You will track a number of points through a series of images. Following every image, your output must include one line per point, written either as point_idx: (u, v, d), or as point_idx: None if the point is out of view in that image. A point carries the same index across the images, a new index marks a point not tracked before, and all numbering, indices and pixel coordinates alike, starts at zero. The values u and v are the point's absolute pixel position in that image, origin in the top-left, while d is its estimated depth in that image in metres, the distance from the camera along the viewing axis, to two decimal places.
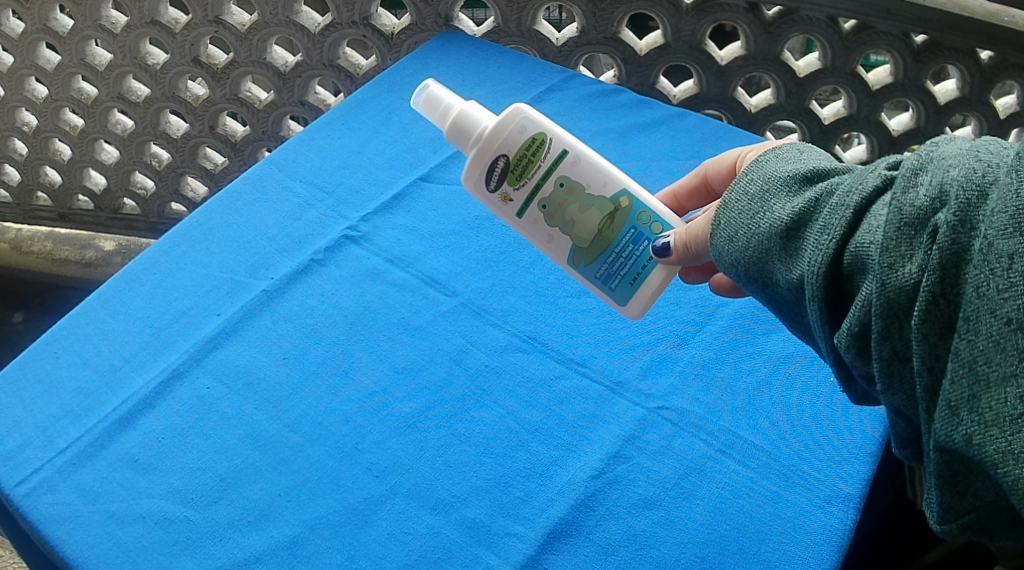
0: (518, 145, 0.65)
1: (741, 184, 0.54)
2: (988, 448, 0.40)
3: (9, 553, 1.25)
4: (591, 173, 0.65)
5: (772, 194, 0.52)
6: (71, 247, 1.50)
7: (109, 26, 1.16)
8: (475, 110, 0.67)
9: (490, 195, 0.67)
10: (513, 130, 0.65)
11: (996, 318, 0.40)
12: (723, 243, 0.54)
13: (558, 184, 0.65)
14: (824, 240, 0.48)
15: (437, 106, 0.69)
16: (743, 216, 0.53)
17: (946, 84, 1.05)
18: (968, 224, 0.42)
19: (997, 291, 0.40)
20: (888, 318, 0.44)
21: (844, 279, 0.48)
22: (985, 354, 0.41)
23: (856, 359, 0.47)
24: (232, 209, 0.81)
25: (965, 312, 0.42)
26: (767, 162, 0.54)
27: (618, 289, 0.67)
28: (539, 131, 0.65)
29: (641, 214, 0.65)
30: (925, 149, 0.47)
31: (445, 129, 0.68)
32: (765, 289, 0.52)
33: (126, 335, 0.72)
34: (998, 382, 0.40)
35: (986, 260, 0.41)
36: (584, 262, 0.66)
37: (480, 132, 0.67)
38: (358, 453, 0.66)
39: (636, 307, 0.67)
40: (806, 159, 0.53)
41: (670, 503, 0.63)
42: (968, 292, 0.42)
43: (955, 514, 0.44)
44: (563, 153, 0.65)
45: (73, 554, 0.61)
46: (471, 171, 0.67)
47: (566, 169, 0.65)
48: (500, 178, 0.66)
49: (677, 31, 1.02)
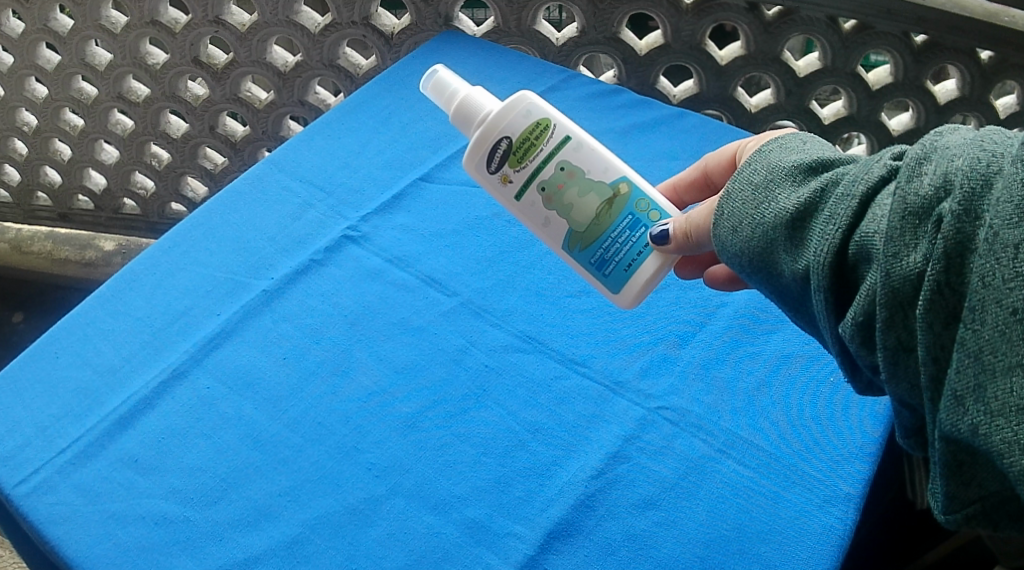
0: (522, 129, 0.66)
1: (745, 174, 0.54)
2: (994, 438, 0.40)
3: (8, 553, 1.25)
4: (592, 159, 0.65)
5: (776, 184, 0.52)
6: (71, 247, 1.50)
7: (109, 26, 1.16)
8: (481, 96, 0.68)
9: (490, 177, 0.67)
10: (517, 115, 0.66)
11: (1001, 308, 0.40)
12: (727, 234, 0.54)
13: (559, 168, 0.65)
14: (829, 230, 0.48)
15: (444, 90, 0.70)
16: (746, 206, 0.53)
17: (946, 84, 1.05)
18: (973, 213, 0.42)
19: (1003, 280, 0.40)
20: (892, 307, 0.44)
21: (849, 269, 0.48)
22: (990, 343, 0.41)
23: (860, 349, 0.48)
24: (232, 208, 0.81)
25: (970, 301, 0.41)
26: (771, 153, 0.54)
27: (612, 276, 0.66)
28: (543, 116, 0.65)
29: (640, 202, 0.64)
30: (929, 138, 0.47)
31: (451, 115, 0.69)
32: (769, 279, 0.52)
33: (126, 335, 0.72)
34: (1004, 371, 0.40)
35: (992, 249, 0.41)
36: (579, 247, 0.65)
37: (484, 116, 0.67)
38: (358, 453, 0.66)
39: (627, 296, 0.66)
40: (810, 150, 0.53)
41: (671, 502, 0.63)
42: (972, 281, 0.41)
43: (960, 504, 0.44)
44: (565, 139, 0.65)
45: (73, 554, 0.61)
46: (472, 153, 0.67)
47: (568, 154, 0.65)
48: (501, 160, 0.66)
49: (677, 31, 1.02)
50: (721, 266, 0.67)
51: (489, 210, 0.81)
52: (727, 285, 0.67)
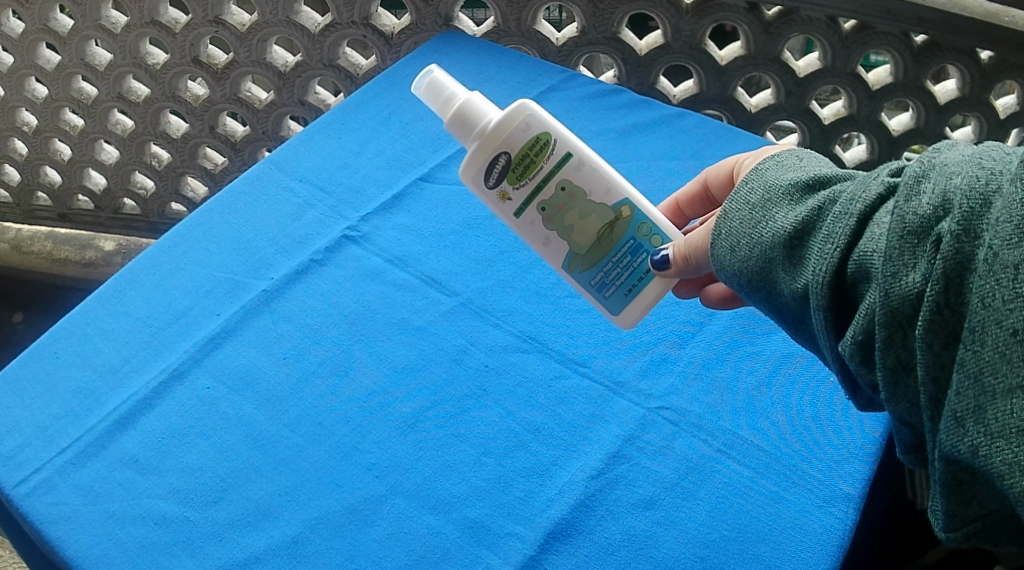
0: (521, 144, 0.65)
1: (742, 193, 0.54)
2: (994, 459, 0.40)
3: (9, 553, 1.25)
4: (594, 179, 0.65)
5: (773, 203, 0.52)
6: (71, 247, 1.50)
7: (109, 26, 1.16)
8: (482, 102, 0.66)
9: (488, 191, 0.66)
10: (518, 128, 0.65)
11: (1001, 329, 0.40)
12: (725, 252, 0.54)
13: (559, 187, 0.65)
14: (828, 249, 0.48)
15: (441, 92, 0.68)
16: (744, 225, 0.53)
17: (946, 83, 1.05)
18: (972, 232, 0.42)
19: (1002, 301, 0.40)
20: (891, 326, 0.44)
21: (847, 288, 0.48)
22: (990, 364, 0.41)
23: (860, 367, 0.48)
24: (232, 208, 0.81)
25: (970, 322, 0.41)
26: (767, 171, 0.54)
27: (612, 298, 0.67)
28: (544, 131, 0.64)
29: (642, 225, 0.65)
30: (927, 156, 0.47)
31: (447, 119, 0.67)
32: (767, 297, 0.52)
33: (126, 334, 0.72)
34: (1004, 393, 0.40)
35: (991, 270, 0.41)
36: (579, 269, 0.66)
37: (484, 126, 0.66)
38: (358, 453, 0.66)
39: (628, 318, 0.68)
40: (807, 167, 0.53)
41: (671, 503, 0.63)
42: (972, 302, 0.42)
43: (960, 522, 0.45)
44: (566, 156, 0.64)
45: (73, 554, 0.61)
46: (470, 166, 0.66)
47: (569, 173, 0.65)
48: (500, 176, 0.65)
49: (677, 31, 1.02)
50: (717, 286, 0.66)
51: (489, 210, 0.81)
52: (721, 305, 0.66)
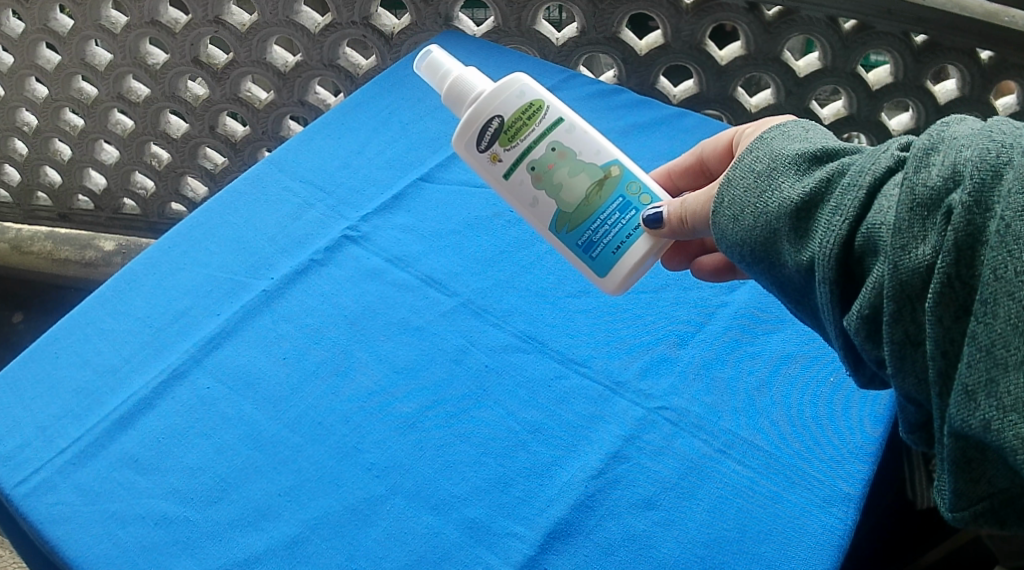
0: (514, 109, 0.66)
1: (746, 161, 0.54)
2: (1007, 433, 0.40)
3: (9, 553, 1.25)
4: (584, 141, 0.65)
5: (780, 172, 0.52)
6: (71, 247, 1.50)
7: (109, 27, 1.16)
8: (474, 77, 0.69)
9: (479, 155, 0.67)
10: (511, 95, 0.66)
11: (1014, 301, 0.40)
12: (727, 221, 0.54)
13: (549, 148, 0.65)
14: (836, 221, 0.48)
15: (437, 71, 0.71)
16: (749, 194, 0.53)
17: (946, 83, 1.05)
18: (984, 204, 0.42)
19: (1015, 273, 0.40)
20: (900, 300, 0.44)
21: (854, 261, 0.48)
22: (1003, 337, 0.40)
23: (865, 343, 0.48)
24: (233, 208, 0.81)
25: (982, 295, 0.41)
26: (773, 140, 0.54)
27: (599, 259, 0.65)
28: (537, 98, 0.66)
29: (631, 184, 0.64)
30: (936, 129, 0.47)
31: (444, 94, 0.70)
32: (770, 270, 0.52)
33: (126, 335, 0.72)
34: (1017, 365, 0.40)
35: (1004, 241, 0.41)
36: (566, 228, 0.65)
37: (476, 96, 0.68)
38: (359, 453, 0.66)
39: (614, 281, 0.65)
40: (813, 138, 0.54)
41: (671, 502, 0.63)
42: (984, 274, 0.41)
43: (968, 502, 0.45)
44: (558, 121, 0.65)
45: (73, 554, 0.61)
46: (464, 130, 0.67)
47: (560, 135, 0.65)
48: (492, 139, 0.66)
49: (677, 31, 1.02)
50: (710, 258, 0.69)
51: (489, 209, 0.81)
52: (714, 277, 0.69)
